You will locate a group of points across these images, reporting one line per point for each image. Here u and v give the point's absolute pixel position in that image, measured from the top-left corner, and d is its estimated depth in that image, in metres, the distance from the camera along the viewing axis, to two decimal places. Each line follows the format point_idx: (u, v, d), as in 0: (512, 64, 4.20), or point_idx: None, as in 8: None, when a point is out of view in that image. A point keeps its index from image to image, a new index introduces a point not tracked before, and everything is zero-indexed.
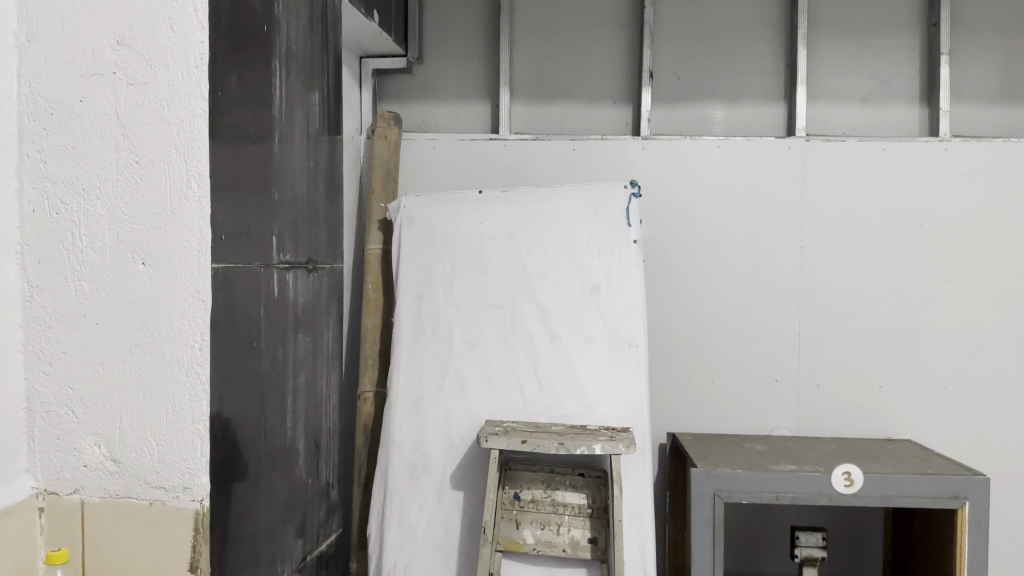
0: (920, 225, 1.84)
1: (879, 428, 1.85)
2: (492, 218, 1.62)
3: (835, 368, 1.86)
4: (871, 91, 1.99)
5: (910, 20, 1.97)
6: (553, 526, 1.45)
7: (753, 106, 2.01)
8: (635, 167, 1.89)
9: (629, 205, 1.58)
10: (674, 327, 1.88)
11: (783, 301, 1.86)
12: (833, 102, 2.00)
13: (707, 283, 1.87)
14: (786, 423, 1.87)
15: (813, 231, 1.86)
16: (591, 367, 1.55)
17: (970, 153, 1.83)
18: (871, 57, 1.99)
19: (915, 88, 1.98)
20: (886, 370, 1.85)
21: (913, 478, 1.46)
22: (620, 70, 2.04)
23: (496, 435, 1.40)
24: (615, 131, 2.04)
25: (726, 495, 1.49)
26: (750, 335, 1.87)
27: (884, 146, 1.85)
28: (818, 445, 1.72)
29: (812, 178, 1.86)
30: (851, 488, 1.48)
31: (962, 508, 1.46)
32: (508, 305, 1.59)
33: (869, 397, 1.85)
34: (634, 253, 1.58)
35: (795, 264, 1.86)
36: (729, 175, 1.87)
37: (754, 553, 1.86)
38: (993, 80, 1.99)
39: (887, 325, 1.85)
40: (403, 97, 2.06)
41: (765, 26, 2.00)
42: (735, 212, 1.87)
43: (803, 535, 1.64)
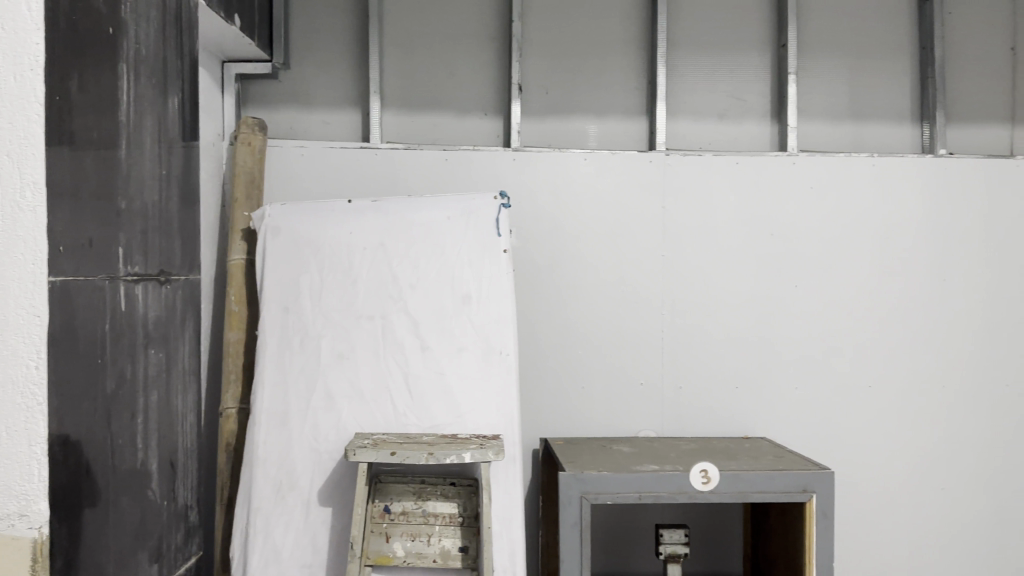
0: (771, 235, 1.95)
1: (737, 428, 1.94)
2: (362, 227, 1.60)
3: (697, 372, 1.94)
4: (727, 107, 2.10)
5: (760, 42, 2.10)
6: (423, 537, 1.43)
7: (617, 120, 2.08)
8: (505, 177, 1.91)
9: (499, 216, 1.60)
10: (544, 335, 1.91)
11: (648, 308, 1.93)
12: (693, 118, 2.10)
13: (575, 291, 1.92)
14: (652, 426, 1.93)
15: (675, 240, 1.93)
16: (462, 376, 1.55)
17: (816, 167, 1.96)
18: (726, 75, 2.10)
19: (767, 105, 2.10)
20: (742, 372, 1.94)
21: (766, 474, 1.54)
22: (490, 81, 2.06)
23: (364, 448, 1.38)
24: (486, 141, 2.06)
25: (593, 497, 1.53)
26: (617, 341, 1.92)
27: (738, 160, 1.95)
28: (681, 445, 1.79)
29: (673, 190, 1.94)
30: (708, 485, 1.54)
31: (809, 501, 1.55)
32: (378, 315, 1.57)
33: (728, 398, 1.94)
34: (504, 263, 1.60)
35: (659, 273, 1.93)
36: (595, 186, 1.92)
37: (621, 552, 1.91)
38: (834, 99, 2.13)
39: (744, 329, 1.94)
40: (268, 103, 2.01)
41: (628, 42, 2.07)
42: (602, 221, 1.92)
43: (667, 532, 1.70)
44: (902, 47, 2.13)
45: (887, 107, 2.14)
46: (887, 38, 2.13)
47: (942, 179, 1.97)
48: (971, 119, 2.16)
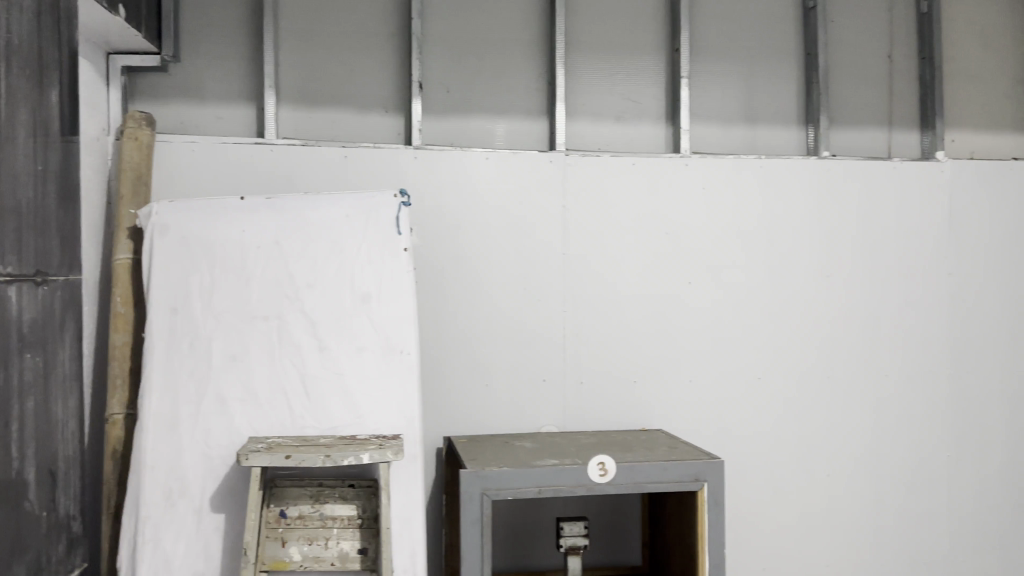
0: (667, 233, 2.00)
1: (634, 421, 1.99)
2: (255, 225, 1.56)
3: (596, 367, 1.98)
4: (623, 109, 2.14)
5: (655, 46, 2.16)
6: (320, 540, 1.42)
7: (518, 119, 2.10)
8: (405, 174, 1.90)
9: (399, 214, 1.59)
10: (446, 334, 1.91)
11: (548, 306, 1.95)
12: (591, 118, 2.13)
13: (476, 289, 1.92)
14: (553, 422, 1.96)
15: (575, 239, 1.97)
16: (361, 377, 1.54)
17: (707, 168, 2.03)
18: (623, 78, 2.14)
19: (661, 108, 2.16)
20: (640, 367, 1.99)
21: (660, 465, 1.59)
22: (390, 79, 2.04)
23: (257, 452, 1.35)
24: (386, 138, 2.04)
25: (493, 494, 1.53)
26: (518, 338, 1.94)
27: (634, 161, 2.00)
28: (580, 440, 1.82)
29: (572, 189, 1.97)
30: (605, 477, 1.57)
31: (701, 490, 1.60)
32: (273, 315, 1.54)
33: (626, 392, 1.99)
34: (404, 261, 1.59)
35: (559, 270, 1.96)
36: (496, 185, 1.93)
37: (523, 547, 1.93)
38: (726, 103, 2.21)
39: (641, 324, 1.99)
40: (157, 97, 1.93)
41: (527, 43, 2.10)
42: (502, 220, 1.93)
43: (567, 525, 1.73)
44: (788, 53, 2.23)
45: (775, 111, 2.23)
46: (774, 45, 2.22)
47: (825, 179, 2.07)
48: (852, 123, 2.27)
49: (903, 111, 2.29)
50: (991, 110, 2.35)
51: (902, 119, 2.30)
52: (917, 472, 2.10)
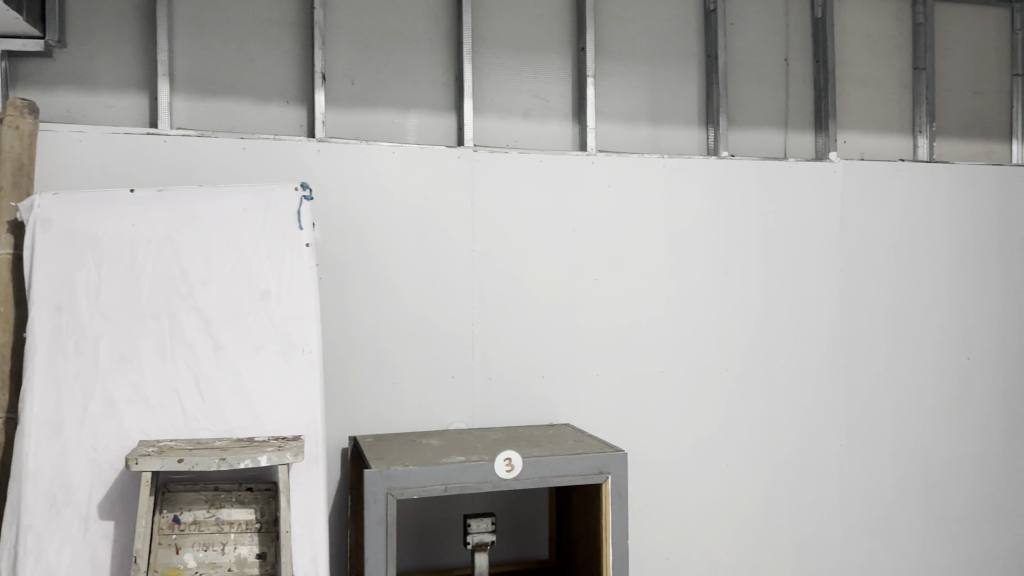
0: (574, 230, 2.02)
1: (542, 416, 2.00)
2: (146, 218, 1.50)
3: (505, 364, 1.97)
4: (531, 106, 2.15)
5: (562, 44, 2.18)
6: (217, 545, 1.38)
7: (424, 114, 2.08)
8: (308, 168, 1.85)
9: (300, 208, 1.56)
10: (352, 331, 1.87)
11: (456, 302, 1.94)
12: (499, 115, 2.13)
13: (384, 286, 1.89)
14: (461, 419, 1.94)
15: (483, 235, 1.96)
16: (259, 376, 1.49)
17: (612, 166, 2.05)
18: (530, 75, 2.15)
19: (568, 106, 2.18)
20: (548, 362, 2.00)
21: (565, 458, 1.60)
22: (292, 70, 1.99)
23: (147, 456, 1.30)
24: (288, 131, 1.99)
25: (398, 493, 1.51)
26: (425, 335, 1.92)
27: (541, 158, 2.00)
28: (487, 436, 1.82)
29: (479, 185, 1.96)
30: (511, 473, 1.58)
31: (605, 482, 1.63)
32: (165, 313, 1.48)
33: (534, 387, 1.99)
34: (305, 256, 1.55)
35: (467, 266, 1.95)
36: (402, 180, 1.91)
37: (430, 545, 1.92)
38: (632, 102, 2.24)
39: (548, 321, 2.00)
40: (41, 83, 1.83)
41: (434, 37, 2.08)
42: (409, 216, 1.91)
43: (474, 522, 1.73)
44: (690, 55, 2.29)
45: (678, 110, 2.28)
46: (677, 47, 2.27)
47: (725, 178, 2.13)
48: (751, 124, 2.34)
49: (798, 113, 2.38)
50: (879, 114, 2.47)
51: (797, 121, 2.38)
52: (810, 461, 2.19)
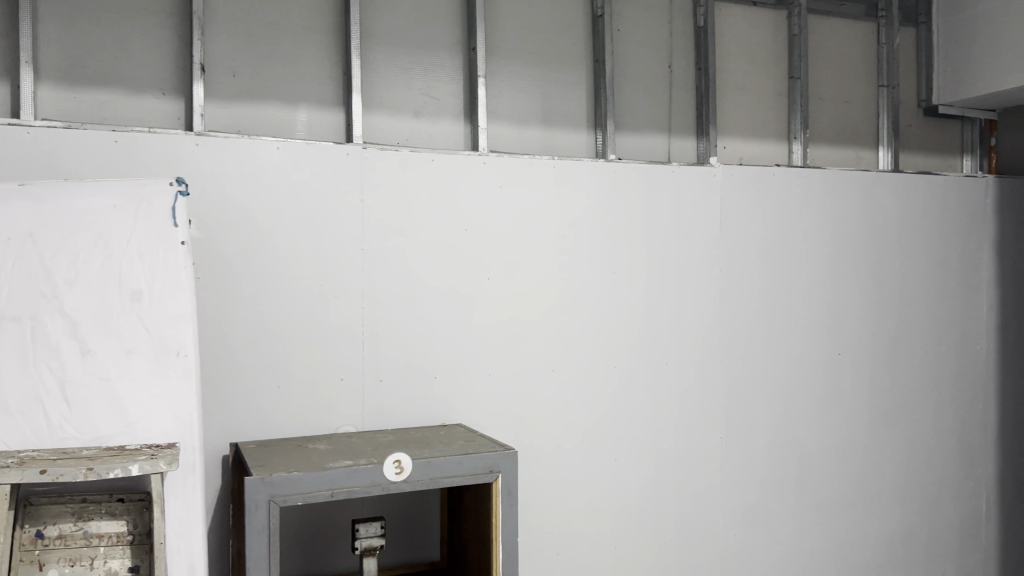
0: (466, 230, 2.01)
1: (435, 417, 1.98)
2: (5, 213, 1.40)
3: (396, 365, 1.94)
4: (421, 104, 2.13)
5: (452, 42, 2.17)
6: (84, 560, 1.32)
7: (310, 110, 2.03)
8: (186, 163, 1.76)
9: (175, 204, 1.49)
10: (234, 332, 1.80)
11: (345, 303, 1.90)
12: (388, 112, 2.10)
13: (269, 286, 1.83)
14: (351, 422, 1.90)
15: (374, 235, 1.92)
16: (131, 382, 1.42)
17: (504, 167, 2.05)
18: (420, 73, 2.13)
19: (458, 105, 2.17)
20: (440, 363, 1.98)
21: (455, 458, 1.59)
22: (169, 61, 1.91)
23: (6, 467, 1.23)
24: (165, 125, 1.90)
25: (282, 500, 1.46)
26: (313, 337, 1.87)
27: (433, 157, 1.98)
28: (376, 439, 1.79)
29: (370, 183, 1.92)
30: (401, 475, 1.55)
31: (496, 481, 1.63)
32: (27, 316, 1.38)
33: (425, 388, 1.97)
34: (181, 255, 1.49)
35: (358, 267, 1.91)
36: (288, 176, 1.85)
37: (316, 549, 1.87)
38: (523, 103, 2.25)
39: (440, 321, 1.98)
40: None
41: (320, 32, 2.03)
42: (296, 213, 1.85)
43: (363, 526, 1.70)
44: (579, 59, 2.32)
45: (568, 113, 2.31)
46: (566, 50, 2.30)
47: (613, 180, 2.17)
48: (637, 128, 2.40)
49: (682, 118, 2.46)
50: (758, 121, 2.57)
51: (681, 125, 2.45)
52: (693, 454, 2.26)
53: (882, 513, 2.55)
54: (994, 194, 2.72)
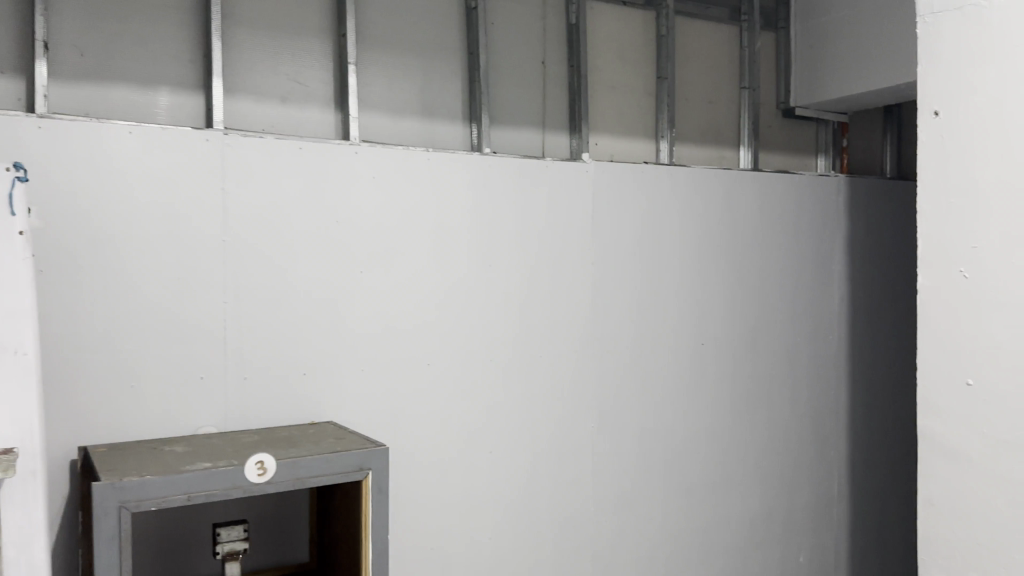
0: (338, 222, 1.95)
1: (304, 415, 1.92)
2: None
3: (261, 362, 1.87)
4: (288, 91, 2.06)
5: (321, 27, 2.10)
6: None
7: (169, 94, 1.92)
8: (27, 146, 1.62)
9: (13, 190, 1.37)
10: (82, 329, 1.69)
11: (207, 297, 1.81)
12: (253, 98, 2.02)
13: (123, 280, 1.72)
14: (213, 422, 1.82)
15: (237, 227, 1.84)
16: None
17: (376, 157, 2.00)
18: (287, 58, 2.06)
19: (328, 93, 2.11)
20: (309, 359, 1.92)
21: (321, 457, 1.55)
22: (8, 36, 1.76)
23: None
24: (4, 104, 1.76)
25: (133, 505, 1.37)
26: (172, 333, 1.77)
27: (301, 145, 1.91)
28: (240, 439, 1.71)
29: (233, 172, 1.83)
30: (264, 476, 1.49)
31: (365, 478, 1.60)
32: None
33: (293, 385, 1.90)
34: (18, 246, 1.37)
35: (220, 259, 1.82)
36: (141, 162, 1.74)
37: (175, 557, 1.78)
38: (396, 92, 2.21)
39: (309, 316, 1.92)
40: None
41: (179, 11, 1.93)
42: (151, 202, 1.75)
43: (224, 530, 1.63)
44: (452, 49, 2.30)
45: (442, 104, 2.29)
46: (441, 40, 2.28)
47: (486, 173, 2.17)
48: (511, 122, 2.40)
49: (555, 114, 2.48)
50: (628, 118, 2.63)
51: (554, 120, 2.48)
52: (566, 445, 2.29)
53: (745, 498, 2.67)
54: (845, 193, 2.89)
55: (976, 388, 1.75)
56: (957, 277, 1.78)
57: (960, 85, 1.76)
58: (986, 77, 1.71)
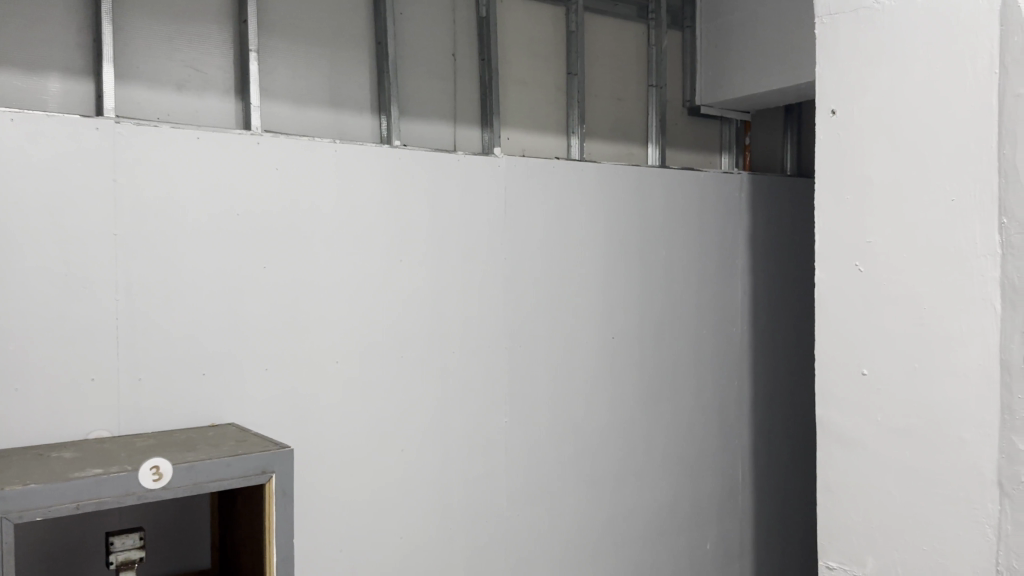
0: (239, 216, 1.88)
1: (204, 417, 1.84)
2: None
3: (158, 361, 1.79)
4: (185, 78, 1.98)
5: (221, 12, 2.02)
6: None
7: (58, 78, 1.82)
8: None
9: None
10: None
11: (98, 294, 1.72)
12: (147, 85, 1.93)
13: (4, 276, 1.61)
14: (107, 425, 1.73)
15: (130, 220, 1.75)
16: None
17: (279, 148, 1.94)
18: (184, 44, 1.97)
19: (228, 81, 2.04)
20: (209, 358, 1.85)
21: (222, 461, 1.49)
22: None
23: None
24: None
25: (16, 516, 1.29)
26: (61, 332, 1.67)
27: (198, 135, 1.83)
28: (135, 443, 1.63)
29: (125, 163, 1.74)
30: (160, 482, 1.42)
31: (269, 481, 1.55)
32: None
33: (192, 385, 1.83)
34: None
35: (112, 255, 1.73)
36: (25, 150, 1.63)
37: (63, 570, 1.69)
38: (301, 82, 2.15)
39: (209, 313, 1.85)
40: None
41: None
42: (36, 193, 1.64)
43: (118, 539, 1.55)
44: (360, 39, 2.25)
45: (350, 95, 2.24)
46: (347, 29, 2.23)
47: (396, 166, 2.13)
48: (421, 114, 2.37)
49: (466, 107, 2.46)
50: (539, 113, 2.63)
51: (464, 114, 2.46)
52: (477, 441, 2.28)
53: (653, 488, 2.72)
54: (747, 190, 2.97)
55: (870, 378, 1.82)
56: (852, 272, 1.85)
57: (855, 85, 1.83)
58: (880, 79, 1.78)
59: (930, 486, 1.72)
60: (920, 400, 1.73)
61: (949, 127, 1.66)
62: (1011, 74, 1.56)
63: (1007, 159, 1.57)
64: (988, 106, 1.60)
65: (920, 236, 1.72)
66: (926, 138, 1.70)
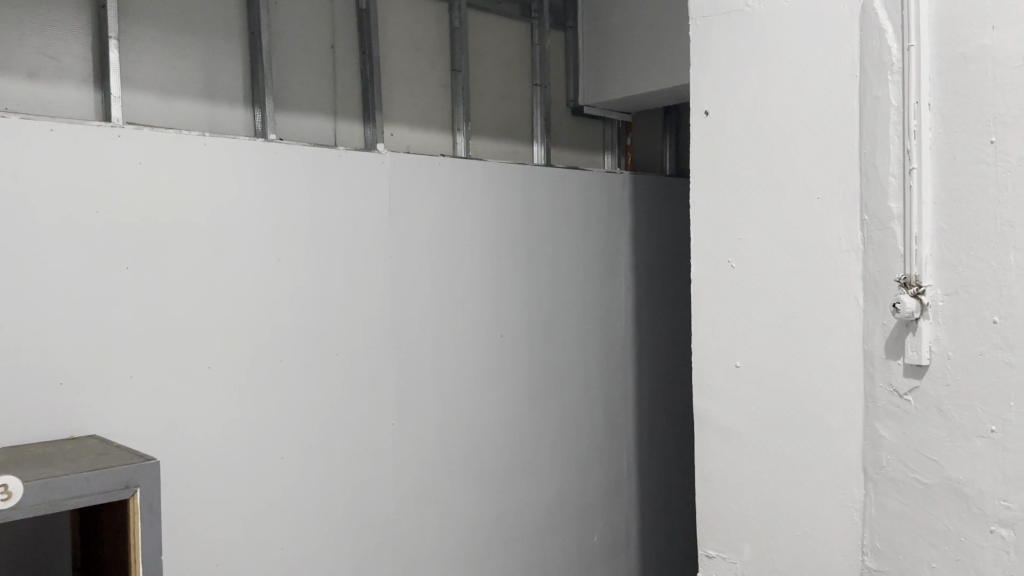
0: (99, 213, 1.76)
1: (64, 430, 1.72)
2: None
3: (10, 371, 1.65)
4: (37, 65, 1.84)
5: None
6: None
7: None
8: None
9: None
10: None
11: None
12: None
13: None
14: None
15: None
16: None
17: (143, 142, 1.83)
18: (36, 29, 1.83)
19: (86, 70, 1.91)
20: (69, 366, 1.72)
21: (81, 477, 1.39)
22: None
23: None
24: None
25: None
26: None
27: (52, 127, 1.70)
28: None
29: None
30: (10, 501, 1.31)
31: (134, 496, 1.46)
32: None
33: (49, 396, 1.70)
34: None
35: None
36: None
37: None
38: (168, 72, 2.04)
39: (68, 317, 1.72)
40: None
41: None
42: None
43: None
44: (232, 29, 2.15)
45: (220, 87, 2.14)
46: (218, 18, 2.12)
47: (272, 162, 2.05)
48: (298, 108, 2.29)
49: (345, 102, 2.40)
50: (421, 110, 2.59)
51: (344, 109, 2.40)
52: (361, 444, 2.23)
53: (541, 483, 2.74)
54: (628, 189, 3.02)
55: (744, 369, 1.88)
56: (725, 267, 1.91)
57: (728, 86, 1.88)
58: (750, 81, 1.84)
59: (801, 473, 1.80)
60: (791, 392, 1.80)
61: (815, 127, 1.73)
62: (870, 78, 1.64)
63: (868, 159, 1.65)
64: (850, 108, 1.68)
65: (789, 233, 1.79)
66: (794, 139, 1.77)
